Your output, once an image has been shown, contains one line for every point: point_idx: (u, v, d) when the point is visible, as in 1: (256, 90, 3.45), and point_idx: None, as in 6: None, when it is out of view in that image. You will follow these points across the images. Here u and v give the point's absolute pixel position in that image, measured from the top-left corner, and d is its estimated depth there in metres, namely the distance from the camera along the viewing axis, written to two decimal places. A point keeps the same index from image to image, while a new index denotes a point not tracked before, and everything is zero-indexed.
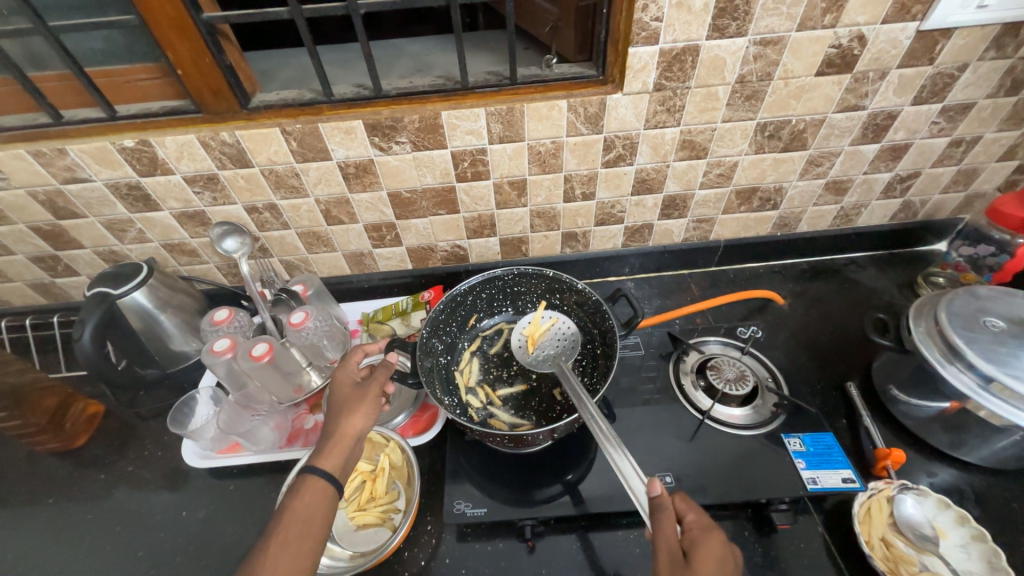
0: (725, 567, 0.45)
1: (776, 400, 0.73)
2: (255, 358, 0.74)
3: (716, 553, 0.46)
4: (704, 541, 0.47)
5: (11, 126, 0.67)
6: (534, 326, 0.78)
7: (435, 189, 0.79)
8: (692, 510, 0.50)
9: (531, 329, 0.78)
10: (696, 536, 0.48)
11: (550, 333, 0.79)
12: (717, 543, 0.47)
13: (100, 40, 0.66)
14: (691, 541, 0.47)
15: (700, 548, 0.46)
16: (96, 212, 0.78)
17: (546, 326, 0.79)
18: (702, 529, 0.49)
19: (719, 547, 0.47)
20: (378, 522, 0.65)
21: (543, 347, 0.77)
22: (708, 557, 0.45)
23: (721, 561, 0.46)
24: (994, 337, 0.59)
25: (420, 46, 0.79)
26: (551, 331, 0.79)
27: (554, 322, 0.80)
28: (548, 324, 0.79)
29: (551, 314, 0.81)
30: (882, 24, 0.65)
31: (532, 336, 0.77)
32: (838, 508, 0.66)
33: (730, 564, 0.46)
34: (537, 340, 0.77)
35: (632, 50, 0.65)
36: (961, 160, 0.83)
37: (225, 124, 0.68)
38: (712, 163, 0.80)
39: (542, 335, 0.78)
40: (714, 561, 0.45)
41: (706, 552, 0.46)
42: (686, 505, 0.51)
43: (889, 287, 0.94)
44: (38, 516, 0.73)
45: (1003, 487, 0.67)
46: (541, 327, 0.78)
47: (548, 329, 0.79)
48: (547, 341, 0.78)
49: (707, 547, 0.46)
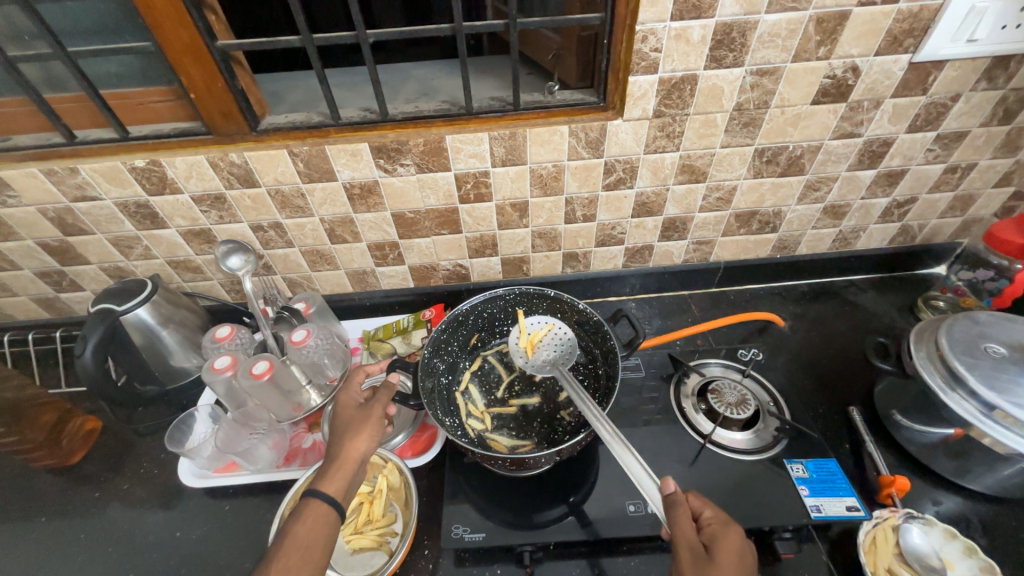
0: (743, 557, 0.47)
1: (778, 425, 0.72)
2: (255, 376, 0.73)
3: (734, 546, 0.48)
4: (724, 536, 0.48)
5: (25, 145, 0.69)
6: (528, 335, 0.80)
7: (438, 210, 0.80)
8: (708, 506, 0.51)
9: (526, 337, 0.80)
10: (716, 531, 0.49)
11: (548, 337, 0.81)
12: (734, 537, 0.49)
13: (116, 65, 0.69)
14: (710, 535, 0.49)
15: (720, 543, 0.48)
16: (103, 229, 0.79)
17: (542, 332, 0.81)
18: (719, 523, 0.50)
19: (737, 540, 0.48)
20: (374, 546, 0.64)
21: (543, 351, 0.79)
22: (728, 551, 0.47)
23: (739, 552, 0.48)
24: (995, 364, 0.59)
25: (426, 71, 0.81)
26: (548, 336, 0.81)
27: (550, 327, 0.81)
28: (543, 330, 0.81)
29: (542, 319, 0.82)
30: (876, 56, 0.67)
31: (530, 343, 0.79)
32: (843, 536, 0.64)
33: (748, 554, 0.48)
34: (536, 345, 0.79)
35: (633, 79, 0.67)
36: (957, 186, 0.84)
37: (235, 145, 0.70)
38: (712, 187, 0.81)
39: (541, 339, 0.80)
40: (734, 554, 0.47)
41: (727, 546, 0.48)
42: (701, 502, 0.52)
43: (889, 310, 0.95)
44: (29, 534, 0.72)
45: (1010, 516, 0.66)
46: (536, 333, 0.81)
47: (545, 333, 0.81)
48: (547, 344, 0.80)
49: (726, 541, 0.48)
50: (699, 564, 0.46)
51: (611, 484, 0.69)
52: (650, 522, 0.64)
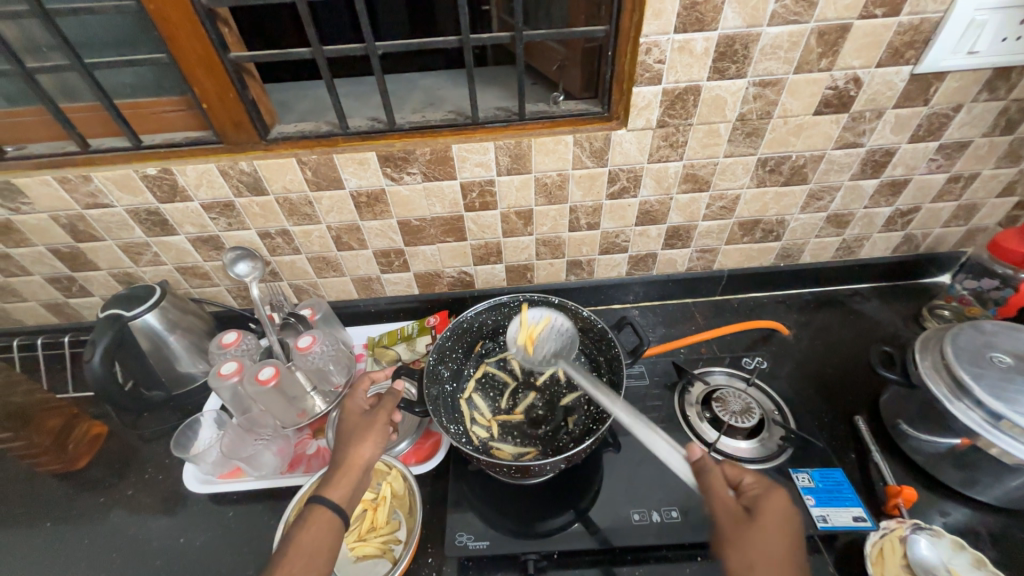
0: (788, 516, 0.48)
1: (783, 434, 0.72)
2: (260, 382, 0.74)
3: (777, 507, 0.49)
4: (766, 498, 0.50)
5: (41, 154, 0.71)
6: (528, 328, 0.79)
7: (444, 218, 0.81)
8: (747, 473, 0.53)
9: (524, 333, 0.79)
10: (757, 494, 0.51)
11: (547, 329, 0.80)
12: (778, 499, 0.50)
13: (131, 76, 0.71)
14: (751, 498, 0.50)
15: (761, 504, 0.49)
16: (114, 236, 0.80)
17: (540, 326, 0.79)
18: (761, 487, 0.51)
19: (781, 502, 0.49)
20: (378, 553, 0.64)
21: (543, 345, 0.79)
22: (771, 512, 0.49)
23: (784, 512, 0.49)
24: (1002, 374, 0.59)
25: (433, 81, 0.82)
26: (547, 328, 0.79)
27: (548, 321, 0.80)
28: (542, 323, 0.80)
29: (540, 311, 0.80)
30: (877, 68, 0.68)
31: (530, 338, 0.79)
32: (850, 547, 0.63)
33: (793, 513, 0.49)
34: (535, 340, 0.79)
35: (637, 89, 0.68)
36: (960, 196, 0.85)
37: (244, 154, 0.71)
38: (715, 196, 0.81)
39: (541, 332, 0.79)
40: (777, 514, 0.48)
41: (768, 507, 0.49)
42: (738, 471, 0.53)
43: (894, 319, 0.94)
44: (34, 539, 0.72)
45: (1019, 528, 0.65)
46: (536, 326, 0.79)
47: (544, 326, 0.79)
48: (547, 337, 0.79)
49: (768, 502, 0.49)
50: (739, 526, 0.48)
51: (616, 492, 0.69)
52: (655, 531, 0.64)
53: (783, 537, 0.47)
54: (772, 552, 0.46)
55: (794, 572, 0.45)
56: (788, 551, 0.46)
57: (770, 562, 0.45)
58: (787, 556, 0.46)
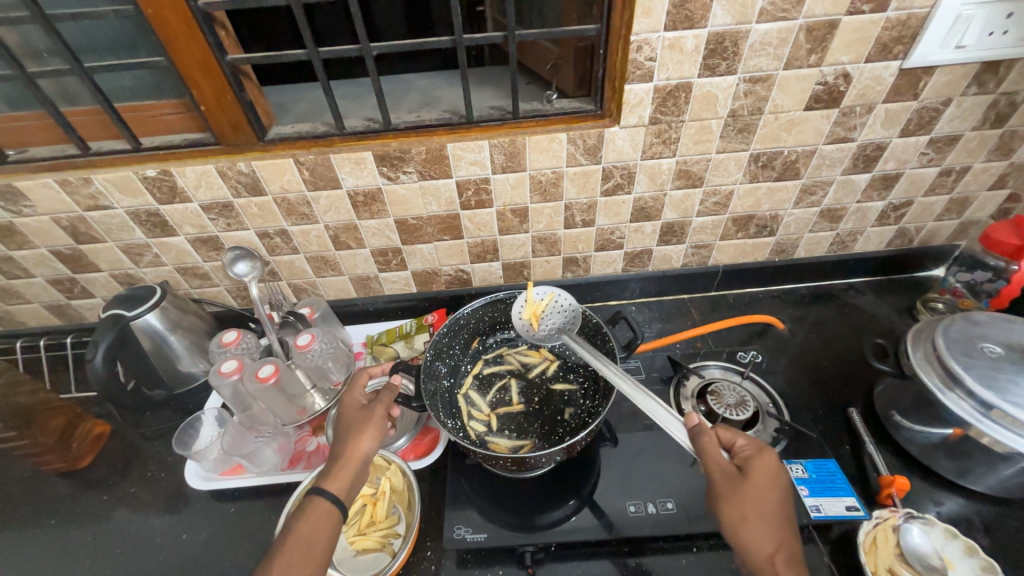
0: (776, 474, 0.51)
1: (777, 426, 0.73)
2: (260, 379, 0.75)
3: (769, 466, 0.51)
4: (758, 457, 0.52)
5: (42, 157, 0.72)
6: (532, 304, 0.80)
7: (440, 217, 0.82)
8: (741, 435, 0.55)
9: (530, 308, 0.80)
10: (749, 455, 0.53)
11: (551, 306, 0.80)
12: (768, 457, 0.52)
13: (130, 79, 0.72)
14: (744, 459, 0.53)
15: (753, 463, 0.52)
16: (115, 237, 0.81)
17: (545, 301, 0.80)
18: (753, 449, 0.53)
19: (770, 461, 0.52)
20: (377, 547, 0.64)
21: (549, 320, 0.79)
22: (762, 470, 0.51)
23: (773, 471, 0.51)
24: (992, 363, 0.60)
25: (428, 81, 0.83)
26: (551, 305, 0.80)
27: (552, 296, 0.81)
28: (546, 299, 0.80)
29: (545, 288, 0.81)
30: (866, 63, 0.68)
31: (534, 314, 0.79)
32: (844, 537, 0.64)
33: (781, 470, 0.52)
34: (540, 315, 0.79)
35: (629, 87, 0.68)
36: (952, 189, 0.85)
37: (242, 155, 0.72)
38: (708, 192, 0.82)
39: (544, 309, 0.80)
40: (768, 473, 0.51)
41: (760, 466, 0.51)
42: (732, 434, 0.55)
43: (888, 312, 0.95)
44: (38, 538, 0.73)
45: (1012, 517, 0.66)
46: (541, 303, 0.80)
47: (548, 303, 0.80)
48: (551, 313, 0.80)
49: (761, 462, 0.51)
50: (734, 484, 0.50)
51: (612, 486, 0.69)
52: (651, 522, 0.65)
53: (772, 492, 0.50)
54: (763, 505, 0.49)
55: (780, 522, 0.49)
56: (775, 502, 0.49)
57: (762, 514, 0.49)
58: (776, 508, 0.49)
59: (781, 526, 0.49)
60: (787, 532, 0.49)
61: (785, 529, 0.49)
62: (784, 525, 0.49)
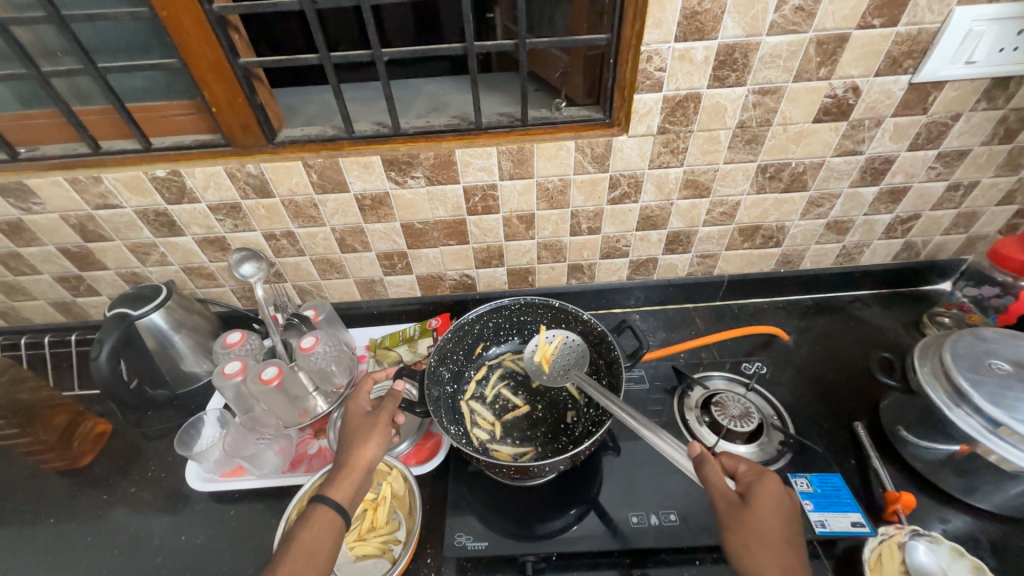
0: (780, 500, 0.51)
1: (781, 439, 0.72)
2: (264, 381, 0.75)
3: (772, 491, 0.51)
4: (761, 483, 0.52)
5: (52, 155, 0.72)
6: (543, 347, 0.80)
7: (447, 221, 0.82)
8: (742, 461, 0.55)
9: (541, 350, 0.80)
10: (751, 481, 0.52)
11: (560, 348, 0.81)
12: (771, 482, 0.52)
13: (142, 79, 0.72)
14: (746, 485, 0.52)
15: (756, 489, 0.51)
16: (123, 236, 0.81)
17: (554, 344, 0.81)
18: (755, 474, 0.53)
19: (774, 485, 0.51)
20: (378, 553, 0.64)
21: (560, 362, 0.79)
22: (764, 496, 0.50)
23: (777, 496, 0.51)
24: (1001, 381, 0.59)
25: (436, 87, 0.84)
26: (561, 347, 0.81)
27: (561, 339, 0.81)
28: (556, 342, 0.81)
29: (556, 331, 0.83)
30: (875, 77, 0.69)
31: (545, 356, 0.79)
32: (849, 553, 0.63)
33: (784, 496, 0.51)
34: (551, 358, 0.79)
35: (638, 96, 0.68)
36: (960, 204, 0.85)
37: (251, 157, 0.72)
38: (715, 202, 0.82)
39: (554, 351, 0.80)
40: (771, 499, 0.50)
41: (762, 492, 0.51)
42: (734, 460, 0.55)
43: (894, 326, 0.95)
44: (38, 536, 0.73)
45: (1019, 537, 0.65)
46: (551, 346, 0.81)
47: (558, 345, 0.81)
48: (561, 356, 0.80)
49: (763, 488, 0.51)
50: (737, 511, 0.49)
51: (614, 496, 0.69)
52: (655, 535, 0.64)
53: (777, 519, 0.49)
54: (767, 532, 0.48)
55: (787, 550, 0.48)
56: (781, 529, 0.48)
57: (767, 542, 0.47)
58: (781, 536, 0.48)
59: (787, 553, 0.47)
60: (794, 560, 0.47)
61: (792, 557, 0.47)
62: (791, 552, 0.47)
